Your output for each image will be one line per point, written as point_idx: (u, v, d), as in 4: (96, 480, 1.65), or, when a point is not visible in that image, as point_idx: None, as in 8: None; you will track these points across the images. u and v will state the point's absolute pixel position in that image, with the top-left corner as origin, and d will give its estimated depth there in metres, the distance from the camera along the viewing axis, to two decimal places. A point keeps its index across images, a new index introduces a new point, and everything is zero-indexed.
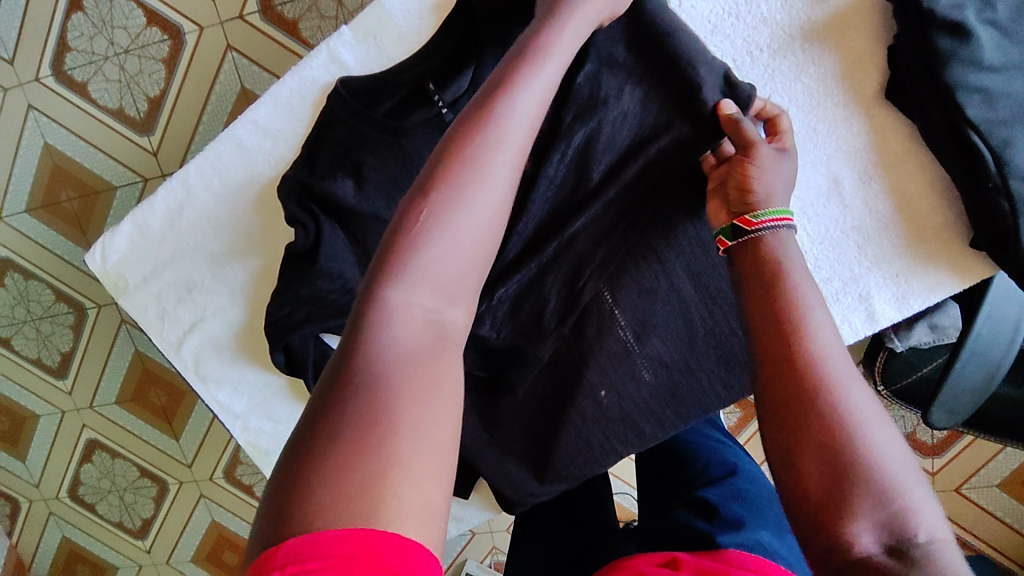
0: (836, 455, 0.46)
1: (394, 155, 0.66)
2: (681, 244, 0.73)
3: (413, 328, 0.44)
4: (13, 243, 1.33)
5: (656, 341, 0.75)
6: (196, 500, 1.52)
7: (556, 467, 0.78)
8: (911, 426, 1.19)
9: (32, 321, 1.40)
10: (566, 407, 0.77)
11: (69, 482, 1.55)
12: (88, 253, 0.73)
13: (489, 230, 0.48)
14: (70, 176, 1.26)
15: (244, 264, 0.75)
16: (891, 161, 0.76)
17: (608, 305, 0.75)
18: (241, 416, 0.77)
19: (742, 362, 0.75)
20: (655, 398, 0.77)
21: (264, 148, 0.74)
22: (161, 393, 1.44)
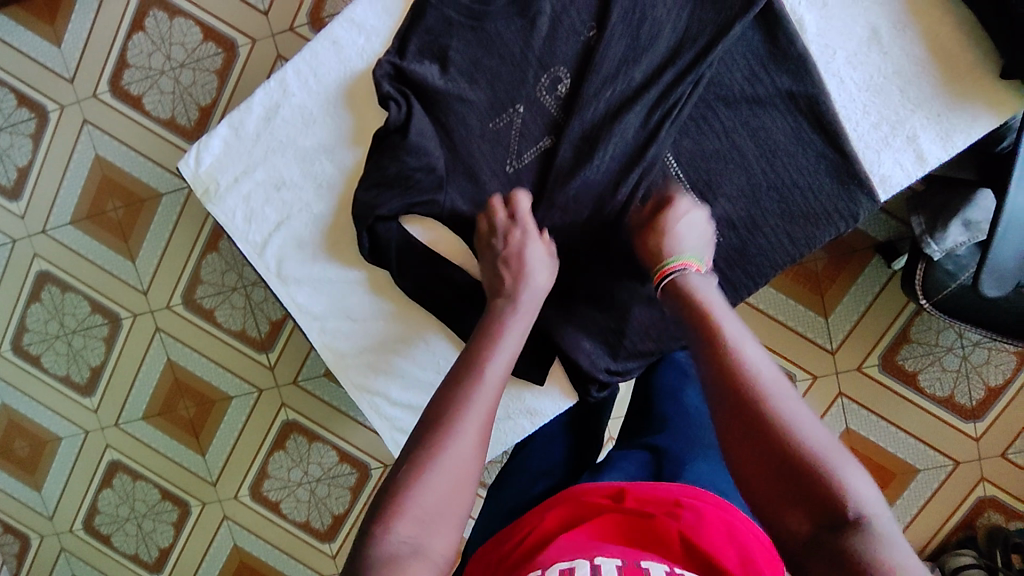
0: (776, 448, 0.54)
1: (478, 37, 0.79)
2: (740, 107, 0.82)
3: (470, 439, 0.59)
4: (56, 255, 1.37)
5: (722, 201, 0.83)
6: (220, 523, 1.45)
7: (630, 343, 0.85)
8: (950, 388, 1.20)
9: (64, 336, 1.41)
10: (639, 284, 0.83)
11: (85, 512, 1.49)
12: (182, 156, 0.78)
13: (473, 460, 0.59)
14: (118, 185, 1.32)
15: (333, 157, 0.80)
16: (920, 9, 0.81)
17: (673, 169, 0.82)
18: (319, 317, 0.81)
19: (804, 216, 0.83)
20: (723, 256, 0.84)
21: (359, 43, 0.81)
22: (190, 405, 1.40)
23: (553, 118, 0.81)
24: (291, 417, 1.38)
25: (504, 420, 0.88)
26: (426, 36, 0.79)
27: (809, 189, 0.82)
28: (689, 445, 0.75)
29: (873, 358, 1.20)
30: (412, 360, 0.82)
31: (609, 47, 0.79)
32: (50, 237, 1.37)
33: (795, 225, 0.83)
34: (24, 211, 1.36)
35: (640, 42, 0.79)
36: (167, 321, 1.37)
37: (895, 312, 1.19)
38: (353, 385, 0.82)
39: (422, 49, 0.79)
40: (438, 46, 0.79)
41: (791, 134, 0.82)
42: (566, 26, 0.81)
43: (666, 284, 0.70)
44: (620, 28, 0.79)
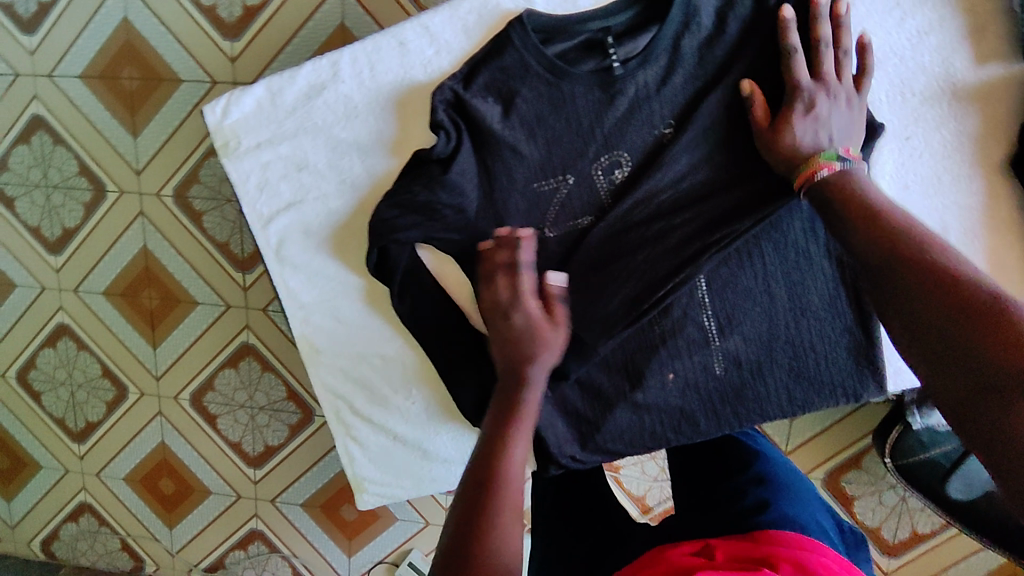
0: (965, 296, 0.49)
1: (550, 94, 0.73)
2: (785, 249, 0.77)
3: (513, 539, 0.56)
4: (57, 104, 1.30)
5: (737, 337, 0.79)
6: (153, 415, 1.46)
7: (601, 439, 0.82)
8: (879, 520, 1.21)
9: (44, 188, 1.35)
10: (630, 388, 0.81)
11: (22, 363, 1.47)
12: (212, 104, 0.75)
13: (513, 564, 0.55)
14: (138, 55, 1.25)
15: (363, 160, 0.78)
16: (997, 226, 0.83)
17: (701, 293, 0.78)
18: (305, 307, 0.82)
19: (812, 378, 0.79)
20: (719, 390, 0.80)
21: (426, 54, 0.76)
22: (154, 297, 1.38)
23: (599, 203, 0.76)
24: (251, 340, 1.36)
25: (454, 463, 0.88)
26: (497, 72, 0.73)
27: (826, 356, 0.78)
28: (779, 489, 0.79)
29: (820, 470, 1.20)
30: (384, 381, 0.85)
31: (682, 151, 0.73)
32: (55, 83, 1.29)
33: (798, 385, 0.79)
34: (34, 48, 1.28)
35: (716, 154, 0.74)
36: (152, 209, 1.32)
37: (857, 435, 1.18)
38: (319, 380, 0.85)
39: (490, 84, 0.73)
40: (507, 87, 0.73)
41: (824, 299, 0.77)
42: (643, 115, 0.73)
43: (826, 175, 0.66)
44: (698, 135, 0.73)
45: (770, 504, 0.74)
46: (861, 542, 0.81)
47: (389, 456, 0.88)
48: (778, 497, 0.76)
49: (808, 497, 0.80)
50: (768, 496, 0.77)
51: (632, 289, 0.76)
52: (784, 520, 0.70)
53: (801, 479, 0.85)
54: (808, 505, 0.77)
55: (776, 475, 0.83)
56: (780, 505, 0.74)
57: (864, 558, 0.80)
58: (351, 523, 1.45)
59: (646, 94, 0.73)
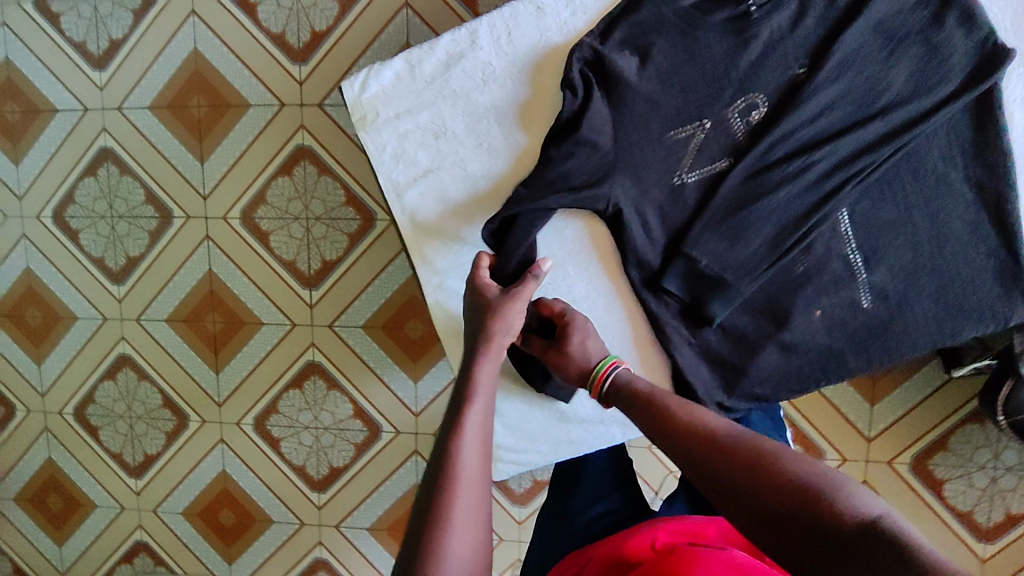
0: (784, 480, 0.56)
1: (685, 44, 0.79)
2: (926, 179, 0.82)
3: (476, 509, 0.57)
4: (125, 136, 1.34)
5: (883, 270, 0.85)
6: (214, 444, 1.43)
7: (748, 384, 0.89)
8: (971, 504, 1.17)
9: (109, 218, 1.37)
10: (775, 329, 0.87)
11: (80, 397, 1.46)
12: (354, 77, 0.82)
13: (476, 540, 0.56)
14: (208, 83, 1.29)
15: (501, 123, 0.85)
16: None
17: (843, 228, 0.83)
18: (439, 272, 0.89)
19: (956, 306, 0.85)
20: (866, 325, 0.86)
21: (561, 17, 0.83)
22: (218, 321, 1.38)
23: (739, 145, 0.81)
24: (316, 359, 1.36)
25: (593, 422, 0.98)
26: (633, 27, 0.79)
27: (974, 281, 0.85)
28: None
29: (906, 455, 1.17)
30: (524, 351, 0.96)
31: (822, 91, 0.79)
32: (123, 115, 1.33)
33: (947, 312, 0.85)
34: (104, 83, 1.33)
35: (849, 95, 0.79)
36: (219, 232, 1.34)
37: (943, 416, 1.16)
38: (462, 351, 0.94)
39: (627, 38, 0.79)
40: (645, 39, 0.79)
41: (965, 224, 0.83)
42: (778, 56, 0.79)
43: (617, 376, 0.75)
44: (833, 74, 0.78)
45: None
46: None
47: (526, 424, 0.99)
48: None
49: None
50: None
51: (771, 233, 0.82)
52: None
53: None
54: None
55: None
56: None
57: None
58: None
59: (780, 36, 0.79)
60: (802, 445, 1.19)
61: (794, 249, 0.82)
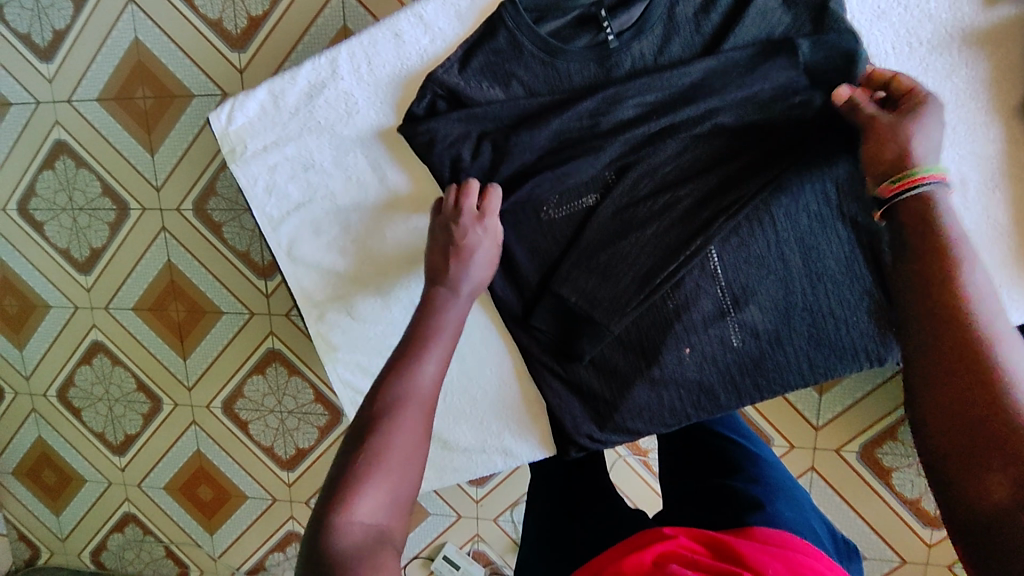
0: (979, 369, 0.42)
1: (546, 74, 0.67)
2: (799, 217, 0.67)
3: (419, 418, 0.52)
4: (76, 128, 1.34)
5: (752, 308, 0.69)
6: (188, 425, 1.49)
7: (620, 418, 0.73)
8: (918, 492, 1.18)
9: (71, 211, 1.39)
10: (645, 364, 0.71)
11: (61, 382, 1.51)
12: (215, 110, 0.70)
13: (419, 443, 0.51)
14: (151, 75, 1.27)
15: (367, 155, 0.72)
16: (1016, 174, 0.73)
17: (713, 265, 0.68)
18: (320, 306, 0.75)
19: (835, 346, 0.69)
20: (736, 365, 0.70)
21: (421, 44, 0.70)
22: (181, 309, 1.41)
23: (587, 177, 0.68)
24: (276, 347, 1.39)
25: (477, 451, 0.80)
26: (491, 55, 0.68)
27: (849, 321, 0.68)
28: (776, 491, 0.72)
29: (853, 445, 1.18)
30: None
31: (689, 126, 0.66)
32: (73, 108, 1.33)
33: (818, 351, 0.69)
34: (52, 75, 1.31)
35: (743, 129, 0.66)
36: (174, 224, 1.35)
37: (890, 406, 1.15)
38: (338, 382, 0.77)
39: (484, 68, 0.68)
40: (503, 70, 0.68)
41: (842, 265, 0.67)
42: None
43: (911, 198, 0.53)
44: (701, 107, 0.65)
45: (766, 504, 0.68)
46: (854, 553, 0.76)
47: None
48: (777, 501, 0.69)
49: (802, 502, 0.73)
50: (762, 495, 0.69)
51: (640, 266, 0.68)
52: (777, 520, 0.64)
53: (793, 478, 0.79)
54: (804, 512, 0.71)
55: (767, 476, 0.75)
56: (777, 508, 0.67)
57: (856, 570, 0.74)
58: None
59: (643, 65, 0.67)
60: None
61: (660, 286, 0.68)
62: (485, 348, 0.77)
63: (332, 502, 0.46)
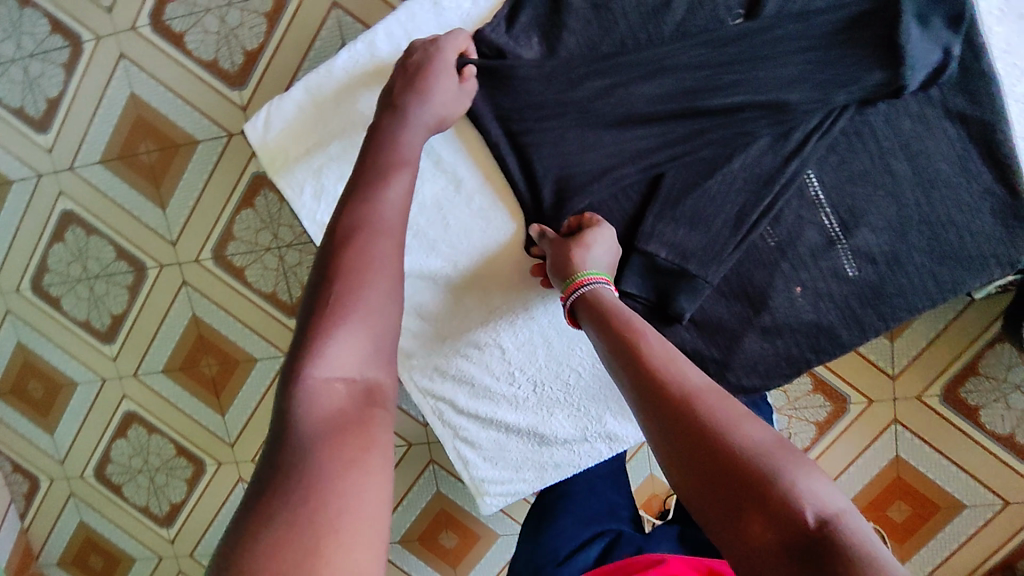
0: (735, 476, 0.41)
1: (598, 19, 0.67)
2: (902, 120, 0.66)
3: (388, 264, 0.50)
4: (82, 194, 1.30)
5: (864, 232, 0.67)
6: (235, 483, 1.42)
7: (735, 376, 0.71)
8: (1012, 427, 1.11)
9: (86, 280, 1.34)
10: (754, 313, 0.69)
11: (98, 459, 1.45)
12: (253, 118, 0.66)
13: (393, 285, 0.50)
14: (153, 127, 1.24)
15: None
16: None
17: (813, 191, 0.67)
18: None
19: (954, 258, 0.66)
20: (854, 297, 0.68)
21: (461, 8, 0.70)
22: (213, 363, 1.35)
23: (650, 117, 0.67)
24: None
25: (578, 442, 0.75)
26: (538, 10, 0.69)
27: (966, 228, 0.66)
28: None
29: (935, 388, 1.12)
30: (487, 371, 0.73)
31: (760, 43, 0.64)
32: (77, 175, 1.29)
33: (942, 265, 0.67)
34: (50, 145, 1.28)
35: (807, 40, 0.64)
36: (195, 276, 1.30)
37: (968, 340, 1.10)
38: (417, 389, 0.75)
39: (535, 21, 0.69)
40: (551, 25, 0.68)
41: (956, 166, 0.66)
42: (707, 10, 0.66)
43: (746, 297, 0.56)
44: (778, 19, 0.64)
45: None
46: None
47: (507, 450, 0.76)
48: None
49: None
50: None
51: (733, 207, 0.67)
52: None
53: None
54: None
55: None
56: None
57: None
58: (452, 550, 1.31)
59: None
60: (822, 393, 1.14)
61: (759, 223, 0.66)
62: (575, 329, 0.72)
63: (303, 351, 0.45)
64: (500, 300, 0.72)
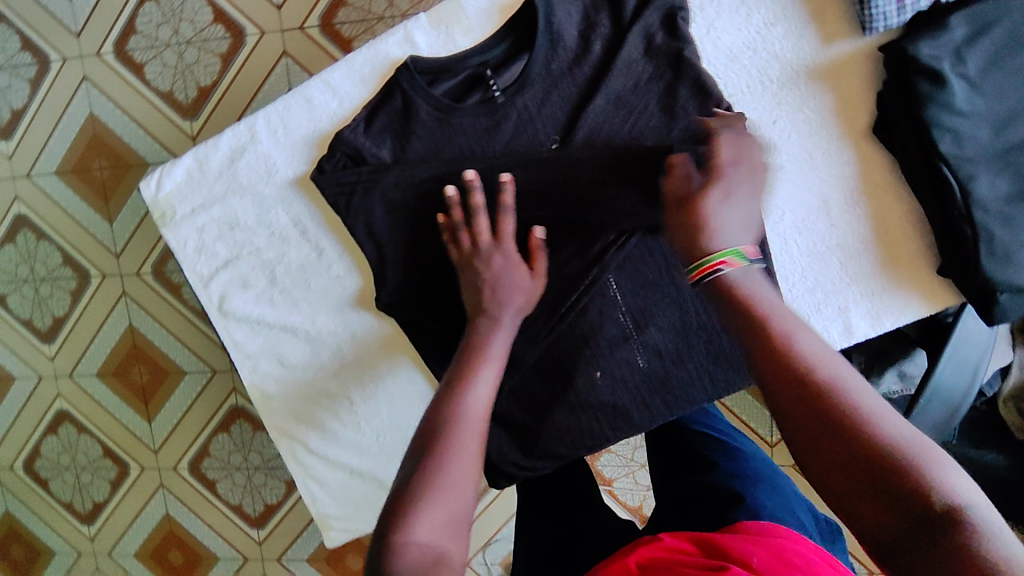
0: (856, 445, 0.38)
1: (442, 132, 0.67)
2: None
3: (472, 444, 0.51)
4: (36, 201, 1.37)
5: (653, 330, 0.71)
6: (155, 489, 1.45)
7: (544, 445, 0.73)
8: None
9: (33, 282, 1.41)
10: (562, 390, 0.72)
11: (28, 452, 1.49)
12: (144, 179, 0.71)
13: (474, 464, 0.50)
14: (107, 146, 1.32)
15: (289, 212, 0.71)
16: (872, 191, 0.69)
17: (612, 290, 0.70)
18: (252, 356, 0.74)
19: (731, 360, 0.70)
20: (645, 386, 0.72)
21: (330, 108, 0.70)
22: (144, 372, 1.41)
23: None
24: (239, 403, 1.39)
25: None
26: (393, 115, 0.68)
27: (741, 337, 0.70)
28: (755, 481, 0.63)
29: None
30: (334, 417, 0.76)
31: (561, 172, 0.66)
32: (33, 183, 1.36)
33: (719, 366, 0.71)
34: (12, 152, 1.36)
35: (601, 165, 0.66)
36: (134, 288, 1.37)
37: None
38: (276, 430, 0.76)
39: (387, 127, 0.68)
40: (400, 130, 0.68)
41: None
42: (529, 135, 0.68)
43: (714, 279, 0.49)
44: (588, 150, 0.66)
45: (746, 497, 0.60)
46: (837, 532, 0.66)
47: (350, 491, 0.78)
48: (755, 491, 0.61)
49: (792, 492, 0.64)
50: (740, 488, 0.61)
51: (545, 299, 0.69)
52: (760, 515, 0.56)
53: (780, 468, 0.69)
54: (788, 499, 0.63)
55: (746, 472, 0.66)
56: (758, 500, 0.59)
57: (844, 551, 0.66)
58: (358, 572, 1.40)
59: (529, 118, 0.67)
60: None
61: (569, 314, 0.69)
62: (414, 387, 0.75)
63: (389, 526, 0.45)
64: (349, 354, 0.74)
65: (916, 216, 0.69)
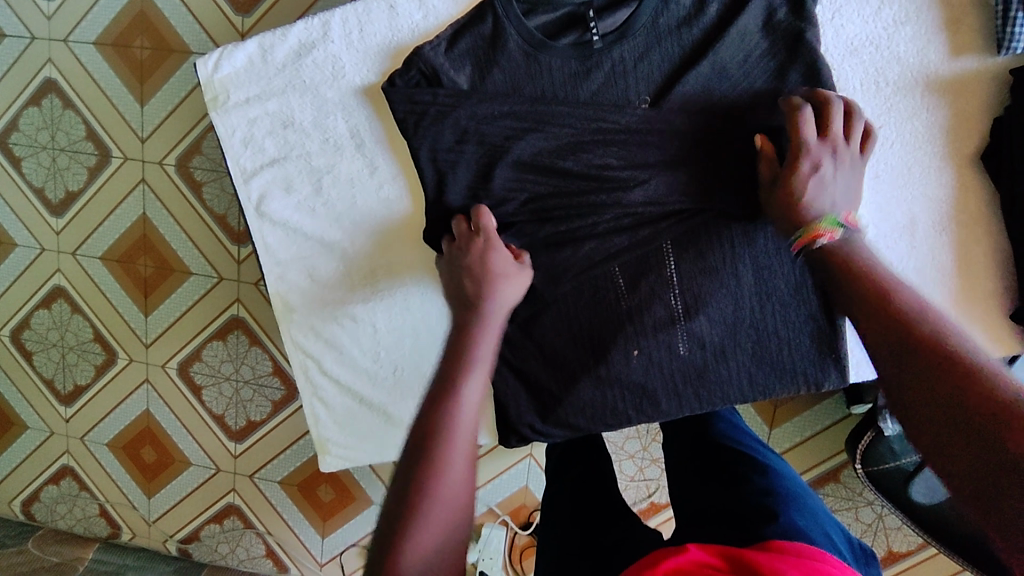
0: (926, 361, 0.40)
1: (527, 68, 0.64)
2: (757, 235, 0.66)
3: (464, 464, 0.47)
4: (67, 66, 1.28)
5: (702, 319, 0.68)
6: (139, 383, 1.39)
7: (563, 413, 0.72)
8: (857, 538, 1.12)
9: (52, 150, 1.32)
10: (593, 361, 0.70)
11: (16, 322, 1.40)
12: (203, 56, 0.67)
13: (468, 488, 0.46)
14: (152, 25, 1.24)
15: (348, 121, 0.68)
16: (964, 220, 0.67)
17: (669, 269, 0.68)
18: (283, 263, 0.71)
19: (774, 365, 0.69)
20: (680, 375, 0.70)
21: (415, 20, 0.66)
22: (150, 265, 1.34)
23: (547, 169, 0.66)
24: (240, 314, 1.32)
25: None
26: (480, 40, 0.64)
27: (790, 341, 0.68)
28: (788, 499, 0.62)
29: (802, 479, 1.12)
30: (354, 341, 0.74)
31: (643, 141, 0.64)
32: (69, 48, 1.28)
33: (760, 368, 0.69)
34: (52, 13, 1.27)
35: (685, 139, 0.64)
36: (154, 178, 1.30)
37: None
38: (291, 343, 0.74)
39: (472, 51, 0.64)
40: (486, 58, 0.64)
41: (792, 284, 0.67)
42: (618, 90, 0.65)
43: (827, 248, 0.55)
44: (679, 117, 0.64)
45: (780, 514, 0.58)
46: (870, 556, 0.66)
47: (356, 419, 0.76)
48: (790, 510, 0.59)
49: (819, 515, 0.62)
50: (773, 503, 0.60)
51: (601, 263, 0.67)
52: (797, 534, 0.54)
53: (809, 488, 0.68)
54: (820, 520, 0.61)
55: (778, 488, 0.64)
56: (792, 517, 0.57)
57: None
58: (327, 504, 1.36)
59: (623, 71, 0.64)
60: None
61: None
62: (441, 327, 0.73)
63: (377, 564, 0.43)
64: (383, 280, 0.72)
65: (996, 255, 0.67)
